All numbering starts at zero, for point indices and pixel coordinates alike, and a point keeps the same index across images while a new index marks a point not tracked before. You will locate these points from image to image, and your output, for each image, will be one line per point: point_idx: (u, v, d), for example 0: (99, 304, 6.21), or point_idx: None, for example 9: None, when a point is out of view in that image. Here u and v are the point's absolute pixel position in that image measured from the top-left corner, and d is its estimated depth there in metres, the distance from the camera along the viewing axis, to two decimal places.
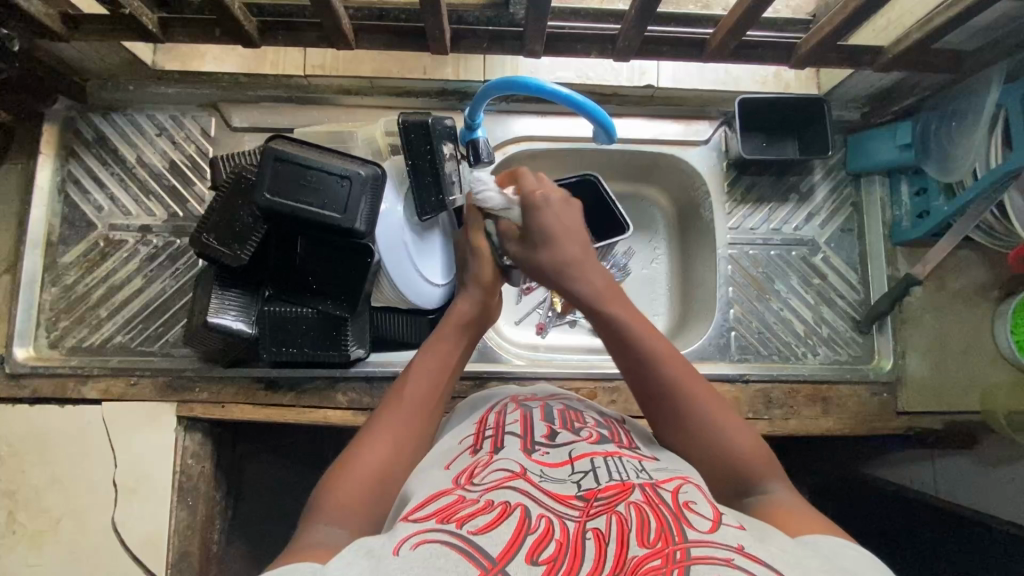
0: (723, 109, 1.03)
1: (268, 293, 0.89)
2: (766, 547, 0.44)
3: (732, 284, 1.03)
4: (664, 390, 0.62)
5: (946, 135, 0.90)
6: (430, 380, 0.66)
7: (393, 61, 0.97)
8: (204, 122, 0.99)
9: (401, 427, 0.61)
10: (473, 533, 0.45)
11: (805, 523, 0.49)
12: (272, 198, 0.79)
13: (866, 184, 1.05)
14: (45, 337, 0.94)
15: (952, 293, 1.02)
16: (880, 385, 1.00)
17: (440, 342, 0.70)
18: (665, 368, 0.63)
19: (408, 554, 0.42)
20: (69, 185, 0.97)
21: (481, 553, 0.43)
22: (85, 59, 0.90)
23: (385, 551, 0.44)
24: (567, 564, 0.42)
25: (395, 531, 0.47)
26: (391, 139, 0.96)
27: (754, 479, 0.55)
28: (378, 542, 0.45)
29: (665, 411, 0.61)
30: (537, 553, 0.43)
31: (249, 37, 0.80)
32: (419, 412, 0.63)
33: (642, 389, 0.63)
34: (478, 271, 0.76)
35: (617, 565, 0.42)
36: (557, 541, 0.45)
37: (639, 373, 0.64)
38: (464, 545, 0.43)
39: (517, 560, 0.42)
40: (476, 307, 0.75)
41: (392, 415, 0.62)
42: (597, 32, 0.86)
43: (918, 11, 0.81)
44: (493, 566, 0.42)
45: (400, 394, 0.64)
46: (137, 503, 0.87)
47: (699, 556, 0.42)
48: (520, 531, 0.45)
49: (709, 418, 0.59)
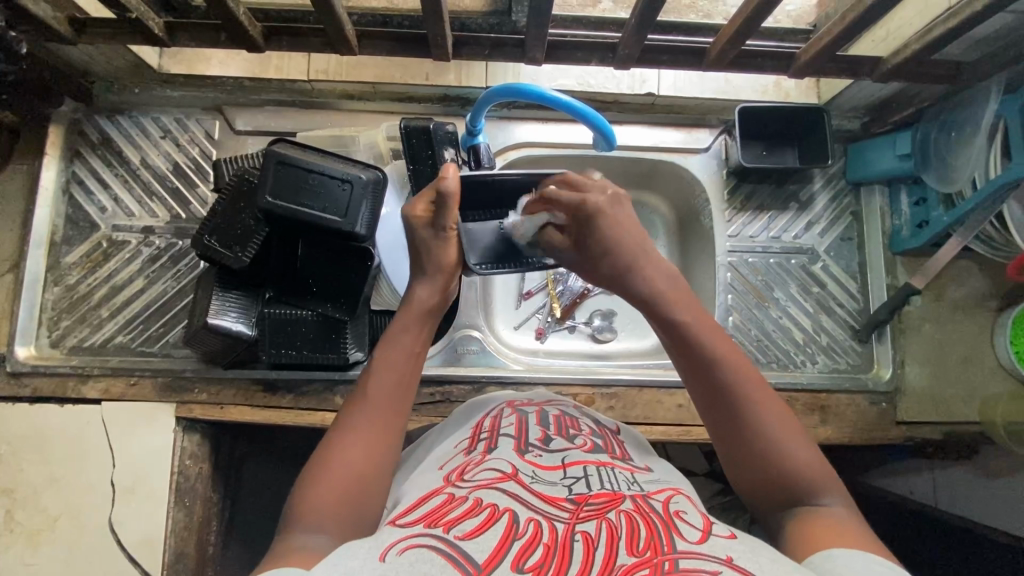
0: (723, 117, 1.04)
1: (268, 295, 0.90)
2: (755, 559, 0.44)
3: (731, 291, 1.03)
4: (722, 395, 0.56)
5: (945, 146, 0.90)
6: (397, 370, 0.62)
7: (396, 67, 0.98)
8: (208, 125, 1.00)
9: (373, 424, 0.58)
10: (460, 538, 0.45)
11: (842, 539, 0.46)
12: (274, 201, 0.80)
13: (866, 194, 1.06)
14: (47, 336, 0.95)
15: (952, 303, 1.02)
16: (880, 395, 0.99)
17: (405, 325, 0.66)
18: (722, 371, 0.57)
19: (394, 560, 0.43)
20: (73, 186, 0.98)
21: (467, 559, 0.43)
22: (91, 62, 0.91)
23: (370, 557, 0.44)
24: (554, 568, 0.42)
25: (382, 535, 0.47)
26: (393, 143, 1.01)
27: (802, 493, 0.52)
28: (364, 546, 0.45)
29: (715, 416, 0.57)
30: (523, 560, 0.43)
31: (253, 42, 0.81)
32: (389, 405, 0.60)
33: (701, 388, 0.58)
34: (442, 257, 0.69)
35: (605, 569, 0.42)
36: (545, 546, 0.45)
37: (694, 375, 0.58)
38: (450, 550, 0.44)
39: (502, 567, 0.42)
40: (439, 293, 0.69)
41: (362, 412, 0.59)
42: (597, 40, 0.87)
43: (917, 22, 0.81)
44: (479, 572, 0.42)
45: (371, 385, 0.61)
46: (135, 503, 0.87)
47: (688, 567, 0.42)
48: (507, 537, 0.46)
49: (772, 430, 0.54)
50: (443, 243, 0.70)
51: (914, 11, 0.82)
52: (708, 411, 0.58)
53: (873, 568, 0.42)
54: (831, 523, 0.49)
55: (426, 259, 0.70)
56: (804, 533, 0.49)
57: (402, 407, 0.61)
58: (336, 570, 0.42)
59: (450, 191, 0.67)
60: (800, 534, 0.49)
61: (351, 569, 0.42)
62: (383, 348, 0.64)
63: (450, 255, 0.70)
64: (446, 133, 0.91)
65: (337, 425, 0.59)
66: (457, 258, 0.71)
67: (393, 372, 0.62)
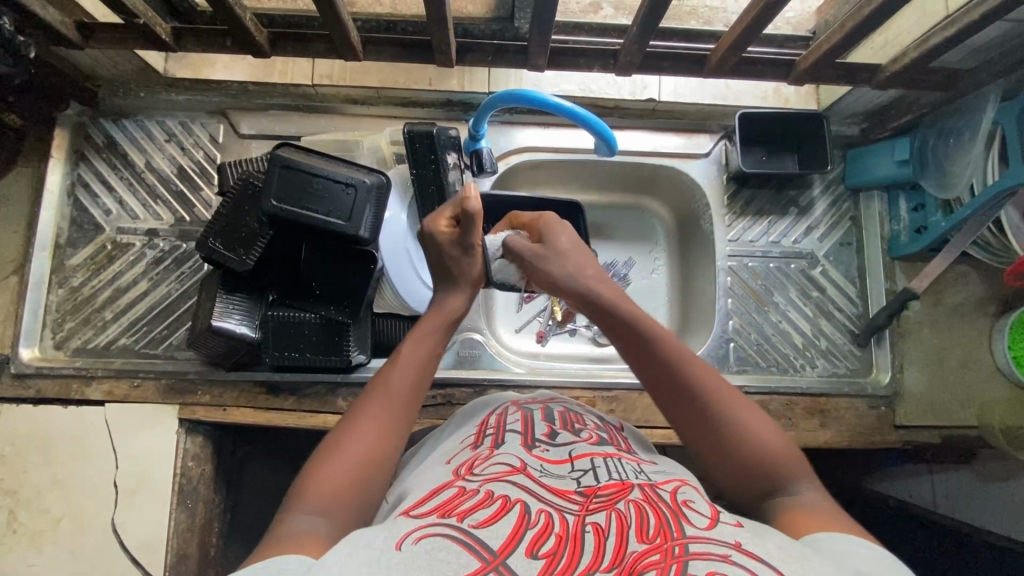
0: (724, 123, 1.05)
1: (271, 298, 0.91)
2: (763, 543, 0.45)
3: (731, 295, 1.04)
4: (683, 390, 0.59)
5: (944, 153, 0.91)
6: (415, 369, 0.63)
7: (400, 73, 0.99)
8: (212, 129, 1.01)
9: (386, 417, 0.59)
10: (474, 527, 0.46)
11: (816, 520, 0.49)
12: (278, 206, 0.81)
13: (865, 200, 1.06)
14: (51, 338, 0.95)
15: (950, 308, 1.02)
16: (878, 399, 1.00)
17: (428, 328, 0.67)
18: (686, 367, 0.60)
19: (411, 547, 0.43)
20: (78, 189, 0.99)
21: (482, 546, 0.44)
22: (97, 66, 0.92)
23: (387, 545, 0.44)
24: (567, 558, 0.43)
25: (397, 525, 0.48)
26: (396, 148, 1.00)
27: (780, 479, 0.53)
28: (379, 536, 0.45)
29: (678, 412, 0.59)
30: (537, 547, 0.44)
31: (259, 47, 0.82)
32: (405, 401, 0.61)
33: (666, 390, 0.60)
34: (469, 270, 0.71)
35: (615, 559, 0.43)
36: (557, 535, 0.45)
37: (657, 375, 0.61)
38: (465, 538, 0.45)
39: (518, 553, 0.43)
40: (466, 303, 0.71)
41: (376, 403, 0.60)
42: (599, 46, 0.88)
43: (915, 30, 0.83)
44: (494, 559, 0.43)
45: (388, 383, 0.61)
46: (138, 504, 0.88)
47: (697, 551, 0.43)
48: (520, 526, 0.46)
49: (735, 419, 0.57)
50: (468, 260, 0.71)
51: (912, 20, 0.83)
52: (669, 408, 0.60)
53: (860, 551, 0.44)
54: (814, 514, 0.50)
55: (454, 274, 0.71)
56: (790, 519, 0.50)
57: (415, 406, 0.62)
58: (352, 560, 0.42)
59: (475, 212, 0.68)
60: (786, 523, 0.50)
61: (368, 559, 0.42)
62: (404, 346, 0.65)
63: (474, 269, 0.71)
64: (449, 138, 0.92)
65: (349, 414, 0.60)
66: (482, 274, 0.72)
67: (411, 370, 0.63)
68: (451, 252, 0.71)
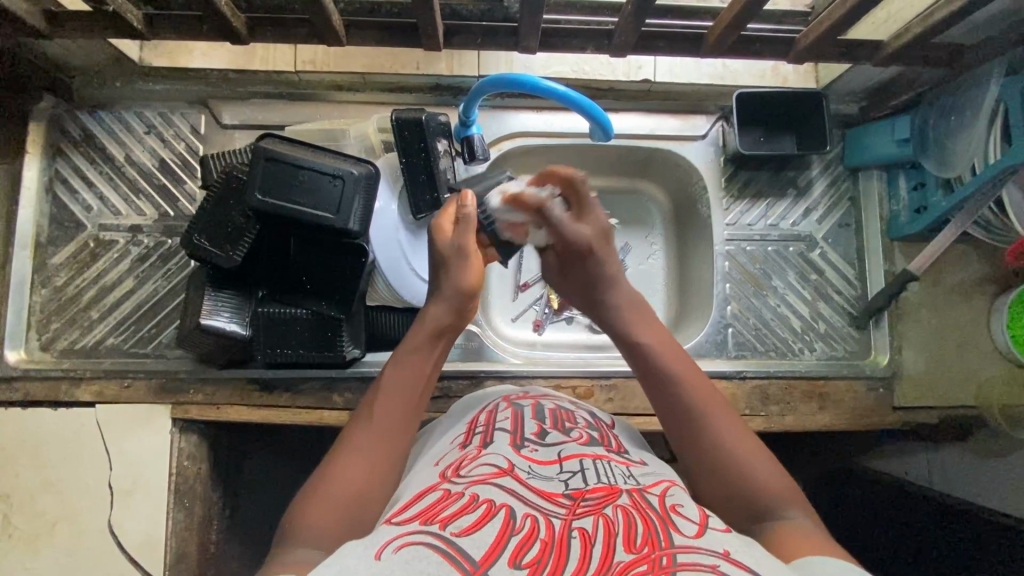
0: (721, 103, 1.02)
1: (262, 294, 0.88)
2: (749, 553, 0.45)
3: (729, 280, 1.03)
4: (685, 410, 0.63)
5: (944, 130, 0.88)
6: (403, 394, 0.64)
7: (387, 56, 0.97)
8: (193, 119, 0.98)
9: (376, 442, 0.60)
10: (456, 535, 0.45)
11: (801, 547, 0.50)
12: (264, 199, 0.78)
13: (864, 179, 1.04)
14: (37, 339, 0.93)
15: (950, 289, 1.01)
16: (876, 381, 1.00)
17: (423, 344, 0.68)
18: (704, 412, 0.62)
19: (389, 558, 0.42)
20: (56, 185, 0.95)
21: (464, 557, 0.43)
22: (70, 56, 0.88)
23: (367, 555, 0.44)
24: (550, 567, 0.42)
25: (378, 535, 0.47)
26: (384, 136, 0.95)
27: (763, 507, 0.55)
28: (361, 546, 0.45)
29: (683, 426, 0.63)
30: (520, 556, 0.43)
31: (237, 34, 0.78)
32: (394, 424, 0.62)
33: (673, 421, 0.64)
34: (460, 280, 0.70)
35: (602, 567, 0.42)
36: (541, 542, 0.45)
37: (667, 400, 0.65)
38: (447, 548, 0.44)
39: (500, 564, 0.42)
40: (452, 314, 0.70)
41: (368, 433, 0.61)
42: (593, 27, 0.84)
43: (918, 4, 0.80)
44: (476, 570, 0.42)
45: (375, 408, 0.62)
46: (133, 506, 0.87)
47: (686, 562, 0.42)
48: (504, 532, 0.46)
49: (734, 454, 0.59)
50: (461, 264, 0.71)
51: None
52: (676, 430, 0.63)
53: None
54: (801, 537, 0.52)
55: (443, 281, 0.71)
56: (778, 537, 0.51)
57: (410, 429, 0.63)
58: (332, 570, 0.42)
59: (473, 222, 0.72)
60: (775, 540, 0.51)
61: (346, 569, 0.42)
62: (392, 370, 0.66)
63: (468, 279, 0.71)
64: (438, 124, 0.87)
65: (341, 445, 0.60)
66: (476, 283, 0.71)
67: (400, 397, 0.64)
68: (449, 254, 0.71)
